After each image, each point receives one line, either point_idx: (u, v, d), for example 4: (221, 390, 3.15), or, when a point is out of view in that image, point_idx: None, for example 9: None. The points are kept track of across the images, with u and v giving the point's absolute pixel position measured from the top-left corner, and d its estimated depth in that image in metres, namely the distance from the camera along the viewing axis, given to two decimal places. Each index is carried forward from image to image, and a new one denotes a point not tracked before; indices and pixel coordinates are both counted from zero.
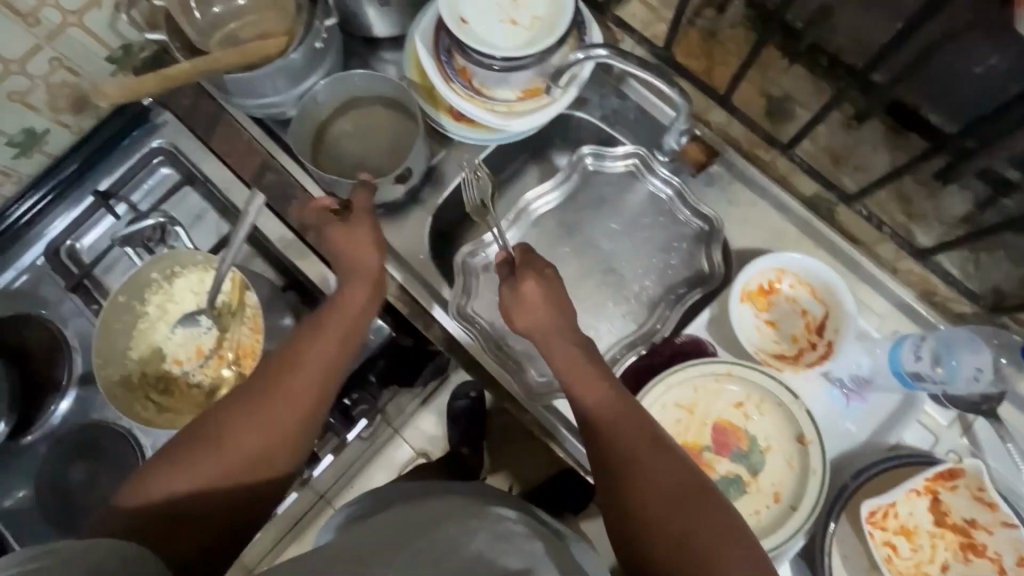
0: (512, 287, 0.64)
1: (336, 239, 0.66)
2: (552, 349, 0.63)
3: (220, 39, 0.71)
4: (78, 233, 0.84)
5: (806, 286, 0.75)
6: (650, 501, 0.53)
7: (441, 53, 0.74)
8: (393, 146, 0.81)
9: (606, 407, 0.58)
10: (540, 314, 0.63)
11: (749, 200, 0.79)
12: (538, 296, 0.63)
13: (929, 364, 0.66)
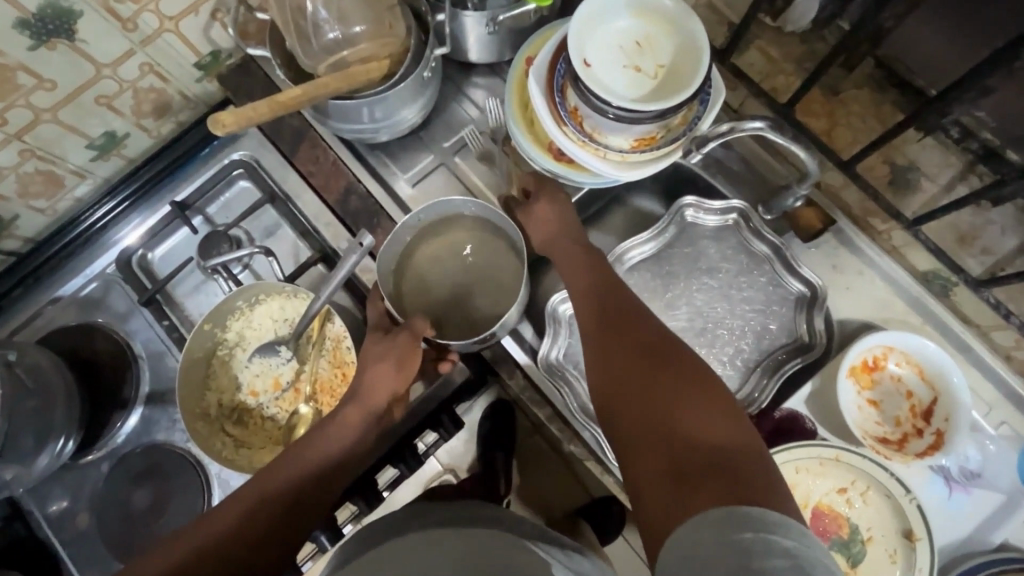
0: (531, 211, 0.72)
1: (369, 360, 0.65)
2: (560, 253, 0.69)
3: (328, 65, 0.67)
4: (152, 244, 0.81)
5: (913, 367, 0.71)
6: (624, 377, 0.53)
7: (554, 91, 0.71)
8: (486, 282, 0.73)
9: (585, 305, 0.63)
10: (551, 229, 0.71)
11: (857, 268, 0.75)
12: (548, 215, 0.72)
13: None
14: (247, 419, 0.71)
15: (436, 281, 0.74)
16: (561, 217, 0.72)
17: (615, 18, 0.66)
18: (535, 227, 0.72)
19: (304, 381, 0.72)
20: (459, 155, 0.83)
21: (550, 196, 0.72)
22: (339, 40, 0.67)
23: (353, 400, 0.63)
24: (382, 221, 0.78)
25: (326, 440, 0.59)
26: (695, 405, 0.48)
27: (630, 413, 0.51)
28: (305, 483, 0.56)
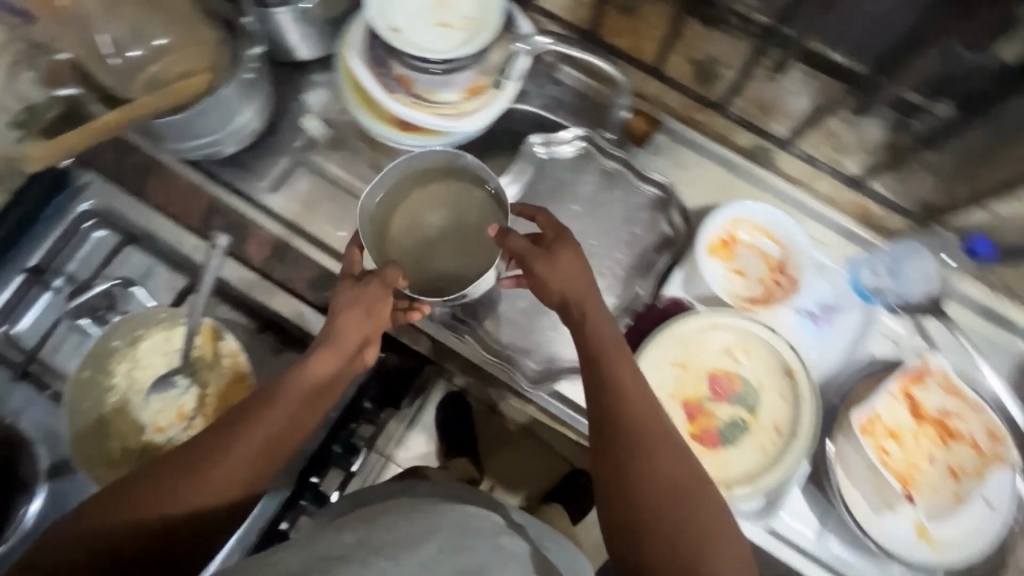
0: (548, 260, 0.62)
1: (339, 307, 0.62)
2: (587, 331, 0.61)
3: (143, 84, 0.68)
4: (12, 319, 0.76)
5: (762, 231, 0.79)
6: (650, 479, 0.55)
7: (378, 65, 0.74)
8: (462, 238, 0.73)
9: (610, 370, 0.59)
10: (574, 277, 0.62)
11: (695, 161, 0.84)
12: (571, 273, 0.62)
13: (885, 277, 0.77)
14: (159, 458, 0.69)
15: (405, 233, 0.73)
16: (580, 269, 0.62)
17: None
18: (554, 266, 0.62)
19: (210, 405, 0.71)
20: (313, 151, 0.84)
21: (573, 248, 0.63)
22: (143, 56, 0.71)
23: (327, 343, 0.60)
24: (251, 231, 0.79)
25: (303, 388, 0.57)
26: (708, 545, 0.52)
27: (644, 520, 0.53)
28: (284, 426, 0.56)
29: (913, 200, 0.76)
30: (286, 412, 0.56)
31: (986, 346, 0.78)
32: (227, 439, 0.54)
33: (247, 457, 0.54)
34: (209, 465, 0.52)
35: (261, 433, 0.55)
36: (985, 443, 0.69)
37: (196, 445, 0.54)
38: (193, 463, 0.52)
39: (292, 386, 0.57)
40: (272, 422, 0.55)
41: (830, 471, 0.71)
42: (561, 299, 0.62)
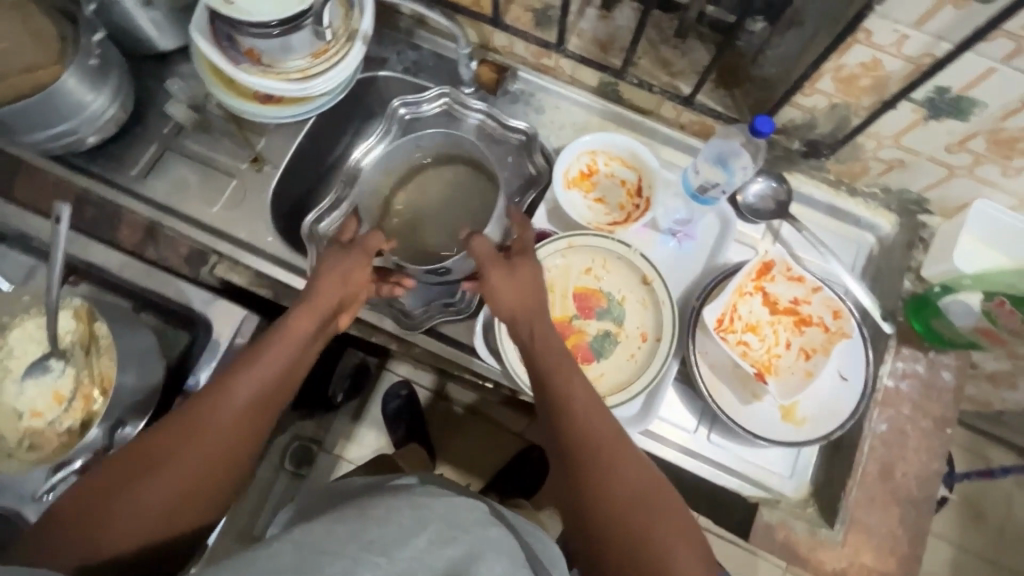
0: (510, 277, 0.69)
1: (323, 270, 0.72)
2: (532, 328, 0.67)
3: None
4: None
5: (617, 161, 0.85)
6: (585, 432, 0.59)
7: (222, 40, 0.76)
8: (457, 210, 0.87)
9: (549, 346, 0.66)
10: (523, 293, 0.68)
11: (553, 105, 0.89)
12: (526, 281, 0.69)
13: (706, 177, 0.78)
14: (40, 441, 0.70)
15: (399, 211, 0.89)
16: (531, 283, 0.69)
17: None
18: (506, 283, 0.69)
19: (88, 385, 0.72)
20: (181, 136, 0.86)
21: (532, 270, 0.70)
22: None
23: (303, 305, 0.68)
24: (125, 215, 0.82)
25: (287, 346, 0.65)
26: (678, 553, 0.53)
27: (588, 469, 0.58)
28: (268, 384, 0.63)
29: (745, 111, 0.80)
30: (267, 372, 0.63)
31: (830, 239, 0.85)
32: (217, 404, 0.60)
33: (239, 417, 0.61)
34: (202, 431, 0.59)
35: (247, 393, 0.62)
36: (832, 323, 0.75)
37: (188, 414, 0.59)
38: (190, 428, 0.58)
39: (270, 349, 0.64)
40: (258, 381, 0.62)
41: (696, 371, 0.75)
42: (510, 315, 0.68)
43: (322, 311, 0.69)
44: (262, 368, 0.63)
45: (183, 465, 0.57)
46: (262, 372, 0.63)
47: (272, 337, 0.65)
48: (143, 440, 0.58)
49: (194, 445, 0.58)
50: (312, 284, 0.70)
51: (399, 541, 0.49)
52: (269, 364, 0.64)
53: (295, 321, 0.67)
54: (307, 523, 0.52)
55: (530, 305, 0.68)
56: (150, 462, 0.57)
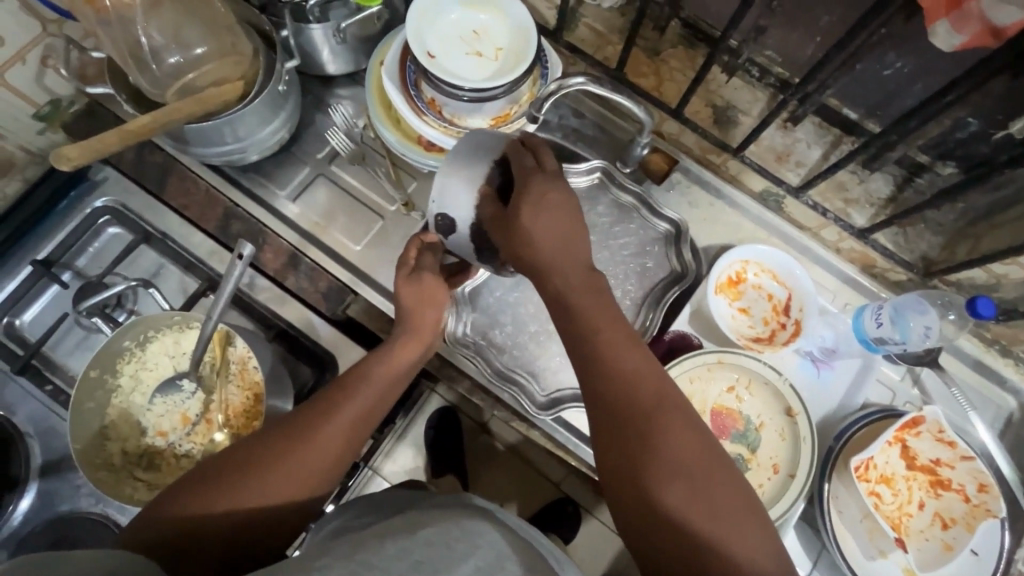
0: (526, 204, 0.57)
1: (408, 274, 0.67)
2: (562, 271, 0.56)
3: (175, 91, 0.68)
4: (17, 309, 0.76)
5: (769, 273, 0.82)
6: (650, 394, 0.51)
7: (408, 87, 0.75)
8: None
9: (584, 294, 0.55)
10: (556, 229, 0.56)
11: (708, 200, 0.87)
12: (554, 204, 0.57)
13: (888, 329, 0.75)
14: (159, 461, 0.69)
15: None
16: (568, 208, 0.57)
17: (450, 11, 0.72)
18: (539, 221, 0.56)
19: (214, 411, 0.70)
20: (335, 163, 0.85)
21: (559, 197, 0.57)
22: (182, 63, 0.68)
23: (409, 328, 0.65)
24: (267, 239, 0.80)
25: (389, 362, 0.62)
26: (739, 533, 0.47)
27: (643, 425, 0.50)
28: (368, 404, 0.58)
29: (915, 254, 0.78)
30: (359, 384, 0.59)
31: (974, 396, 0.81)
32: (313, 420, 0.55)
33: (339, 435, 0.55)
34: (299, 447, 0.53)
35: (351, 414, 0.57)
36: (974, 495, 0.71)
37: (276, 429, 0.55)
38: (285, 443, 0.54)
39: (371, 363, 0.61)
40: (353, 405, 0.57)
41: (824, 516, 0.72)
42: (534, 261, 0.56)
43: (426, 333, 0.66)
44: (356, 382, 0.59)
45: (264, 485, 0.51)
46: (361, 392, 0.58)
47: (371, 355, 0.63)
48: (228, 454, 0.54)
49: (291, 471, 0.52)
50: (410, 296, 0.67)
51: (449, 566, 0.42)
52: (369, 382, 0.59)
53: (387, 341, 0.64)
54: (330, 546, 0.45)
55: (567, 251, 0.56)
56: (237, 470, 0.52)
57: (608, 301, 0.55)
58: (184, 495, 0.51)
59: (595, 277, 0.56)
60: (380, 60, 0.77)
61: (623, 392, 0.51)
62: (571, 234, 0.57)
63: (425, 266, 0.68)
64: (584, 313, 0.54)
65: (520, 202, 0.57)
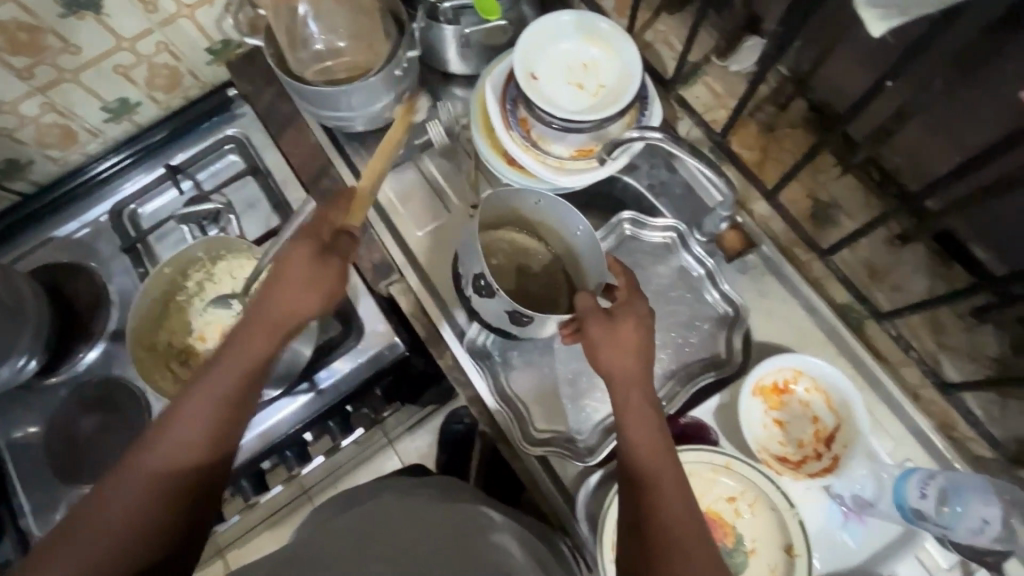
0: (606, 327, 0.62)
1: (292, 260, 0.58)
2: (626, 395, 0.60)
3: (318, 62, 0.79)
4: (143, 200, 0.91)
5: (821, 393, 0.73)
6: (678, 515, 0.52)
7: (506, 102, 0.78)
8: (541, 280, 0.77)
9: (637, 418, 0.59)
10: (625, 359, 0.61)
11: (780, 295, 0.79)
12: (630, 338, 0.61)
13: (933, 504, 0.64)
14: (193, 362, 0.77)
15: (504, 255, 0.77)
16: (642, 330, 0.63)
17: (564, 41, 0.73)
18: (610, 341, 0.61)
19: None
20: (427, 153, 0.90)
21: (635, 319, 0.63)
22: (325, 51, 0.78)
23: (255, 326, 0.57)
24: None
25: (219, 410, 0.51)
26: None
27: (669, 556, 0.50)
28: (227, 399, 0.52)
29: (1008, 432, 0.69)
30: (202, 446, 0.50)
31: None
32: (131, 473, 0.47)
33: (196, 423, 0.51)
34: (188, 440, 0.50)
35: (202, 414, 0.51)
36: None
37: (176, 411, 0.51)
38: (105, 490, 0.47)
39: (186, 420, 0.50)
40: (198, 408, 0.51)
41: None
42: (606, 371, 0.62)
43: (250, 388, 0.54)
44: (189, 443, 0.50)
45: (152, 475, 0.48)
46: (202, 398, 0.52)
47: (190, 402, 0.52)
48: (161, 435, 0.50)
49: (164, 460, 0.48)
50: (239, 337, 0.56)
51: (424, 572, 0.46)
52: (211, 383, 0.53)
53: (219, 385, 0.52)
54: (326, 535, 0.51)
55: (635, 376, 0.61)
56: (106, 514, 0.45)
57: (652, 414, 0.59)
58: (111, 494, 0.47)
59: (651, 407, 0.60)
60: (487, 71, 0.80)
61: (653, 515, 0.52)
62: (636, 352, 0.62)
63: (587, 316, 0.63)
64: (628, 433, 0.58)
65: (618, 310, 0.63)
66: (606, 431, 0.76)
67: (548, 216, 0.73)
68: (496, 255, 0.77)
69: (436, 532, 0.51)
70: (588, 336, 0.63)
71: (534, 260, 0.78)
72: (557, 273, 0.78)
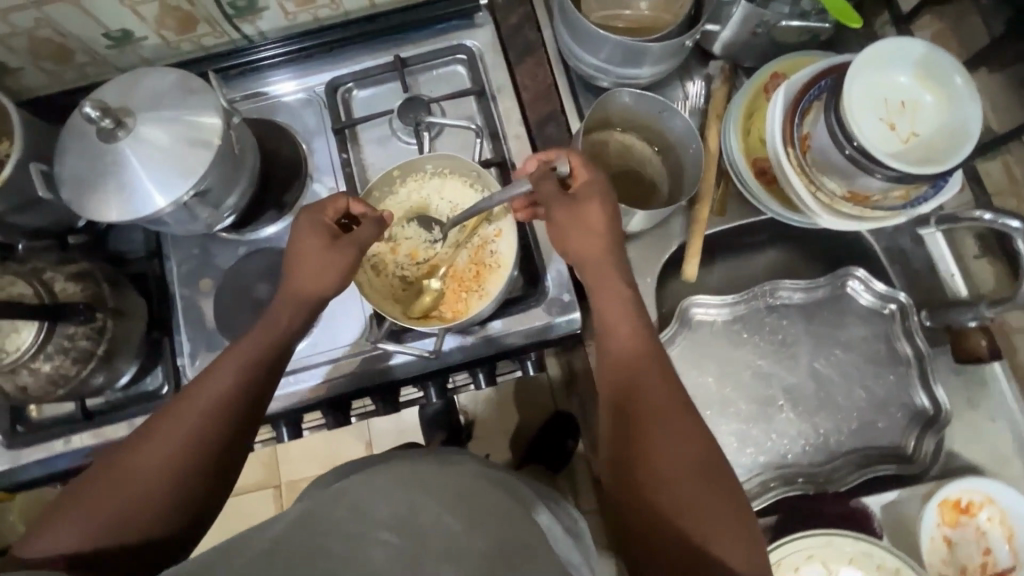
0: (570, 210, 0.63)
1: (301, 235, 0.66)
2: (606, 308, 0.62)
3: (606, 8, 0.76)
4: (361, 83, 0.87)
5: (1003, 525, 0.69)
6: (666, 441, 0.53)
7: (793, 112, 0.70)
8: (641, 179, 0.79)
9: (622, 341, 0.60)
10: (592, 235, 0.63)
11: (992, 414, 0.73)
12: (593, 219, 0.63)
13: None
14: (381, 268, 0.76)
15: (616, 157, 0.79)
16: (601, 220, 0.63)
17: (892, 70, 0.65)
18: (577, 229, 0.63)
19: (442, 261, 0.76)
20: None
21: (598, 198, 0.63)
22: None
23: (292, 301, 0.65)
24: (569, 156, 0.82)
25: (226, 377, 0.58)
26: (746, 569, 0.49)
27: (665, 492, 0.51)
28: (243, 374, 0.59)
29: None
30: (219, 406, 0.57)
31: None
32: (146, 436, 0.55)
33: (211, 400, 0.57)
34: (186, 406, 0.57)
35: (215, 390, 0.58)
36: None
37: (191, 388, 0.58)
38: (124, 453, 0.55)
39: (210, 376, 0.59)
40: (220, 377, 0.59)
41: None
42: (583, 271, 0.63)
43: (247, 385, 0.59)
44: (211, 394, 0.57)
45: (168, 441, 0.55)
46: (219, 370, 0.59)
47: (196, 385, 0.58)
48: (174, 401, 0.58)
49: (170, 430, 0.55)
50: (264, 320, 0.64)
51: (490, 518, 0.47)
52: (230, 358, 0.60)
53: (237, 357, 0.60)
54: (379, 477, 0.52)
55: (598, 259, 0.63)
56: (122, 457, 0.54)
57: (632, 328, 0.60)
58: (128, 453, 0.55)
59: (625, 302, 0.62)
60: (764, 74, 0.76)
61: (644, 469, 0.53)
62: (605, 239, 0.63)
63: (546, 189, 0.63)
64: (615, 375, 0.58)
65: (578, 194, 0.63)
66: (761, 483, 0.74)
67: (665, 127, 0.77)
68: (601, 151, 0.79)
69: (508, 509, 0.51)
70: (558, 220, 0.64)
71: (640, 161, 0.80)
72: (664, 182, 0.79)
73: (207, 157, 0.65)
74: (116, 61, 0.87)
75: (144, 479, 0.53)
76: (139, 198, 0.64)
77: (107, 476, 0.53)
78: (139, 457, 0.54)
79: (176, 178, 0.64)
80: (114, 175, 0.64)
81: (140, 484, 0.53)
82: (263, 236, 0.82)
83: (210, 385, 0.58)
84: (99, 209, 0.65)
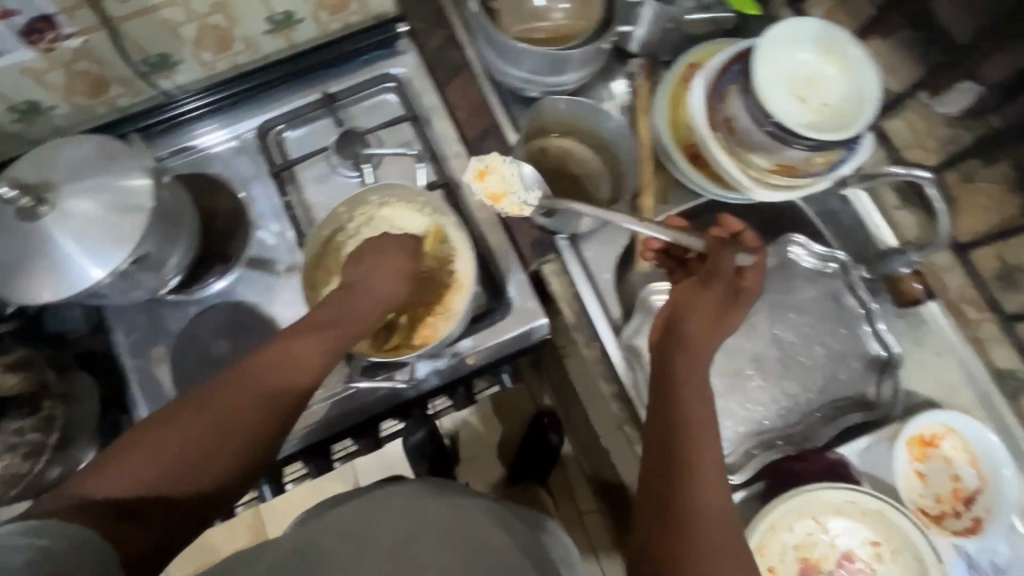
0: (710, 285, 0.62)
1: (379, 249, 0.66)
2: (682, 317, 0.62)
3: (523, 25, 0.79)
4: (293, 123, 0.86)
5: (966, 452, 0.74)
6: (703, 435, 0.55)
7: (713, 98, 0.74)
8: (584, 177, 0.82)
9: (696, 332, 0.61)
10: (732, 315, 0.62)
11: (938, 349, 0.78)
12: (736, 293, 0.63)
13: None
14: None
15: (556, 162, 0.82)
16: (734, 302, 0.62)
17: (796, 49, 0.70)
18: (707, 298, 0.62)
19: None
20: None
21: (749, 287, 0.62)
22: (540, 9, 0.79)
23: (351, 296, 0.63)
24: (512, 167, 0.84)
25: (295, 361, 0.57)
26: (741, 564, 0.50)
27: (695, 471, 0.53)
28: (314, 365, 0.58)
29: None
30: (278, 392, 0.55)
31: None
32: (213, 398, 0.52)
33: (280, 386, 0.55)
34: (256, 378, 0.54)
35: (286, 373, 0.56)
36: None
37: (257, 359, 0.56)
38: (181, 414, 0.51)
39: (268, 361, 0.56)
40: (295, 359, 0.57)
41: None
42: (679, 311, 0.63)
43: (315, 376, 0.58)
44: (279, 373, 0.55)
45: (233, 416, 0.52)
46: (291, 353, 0.57)
47: (267, 359, 0.56)
48: (239, 370, 0.55)
49: (238, 402, 0.53)
50: (332, 305, 0.62)
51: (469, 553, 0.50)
52: (303, 343, 0.58)
53: (313, 346, 0.58)
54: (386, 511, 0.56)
55: (714, 314, 0.62)
56: (183, 419, 0.51)
57: (712, 326, 0.61)
58: (188, 414, 0.52)
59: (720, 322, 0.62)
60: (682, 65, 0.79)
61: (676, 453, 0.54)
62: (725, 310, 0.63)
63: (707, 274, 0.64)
64: (677, 360, 0.60)
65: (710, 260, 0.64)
66: (744, 452, 0.76)
67: (597, 127, 0.81)
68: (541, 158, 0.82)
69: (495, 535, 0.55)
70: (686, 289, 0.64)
71: (579, 162, 0.83)
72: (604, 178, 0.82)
73: (143, 221, 0.63)
74: (28, 135, 0.83)
75: (202, 451, 0.50)
76: (74, 273, 0.61)
77: (160, 436, 0.50)
78: (194, 424, 0.51)
79: (114, 247, 0.62)
80: (44, 254, 0.61)
81: (196, 454, 0.50)
82: (213, 293, 0.80)
83: (280, 365, 0.56)
84: (37, 293, 0.62)
